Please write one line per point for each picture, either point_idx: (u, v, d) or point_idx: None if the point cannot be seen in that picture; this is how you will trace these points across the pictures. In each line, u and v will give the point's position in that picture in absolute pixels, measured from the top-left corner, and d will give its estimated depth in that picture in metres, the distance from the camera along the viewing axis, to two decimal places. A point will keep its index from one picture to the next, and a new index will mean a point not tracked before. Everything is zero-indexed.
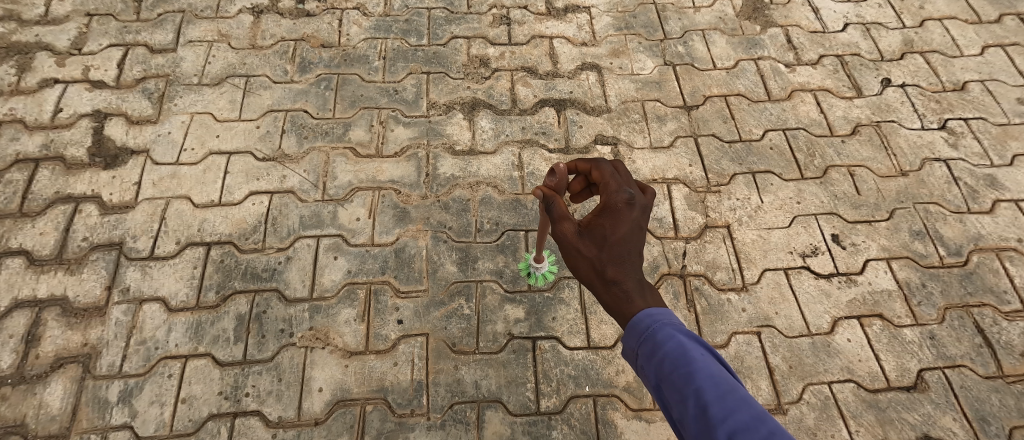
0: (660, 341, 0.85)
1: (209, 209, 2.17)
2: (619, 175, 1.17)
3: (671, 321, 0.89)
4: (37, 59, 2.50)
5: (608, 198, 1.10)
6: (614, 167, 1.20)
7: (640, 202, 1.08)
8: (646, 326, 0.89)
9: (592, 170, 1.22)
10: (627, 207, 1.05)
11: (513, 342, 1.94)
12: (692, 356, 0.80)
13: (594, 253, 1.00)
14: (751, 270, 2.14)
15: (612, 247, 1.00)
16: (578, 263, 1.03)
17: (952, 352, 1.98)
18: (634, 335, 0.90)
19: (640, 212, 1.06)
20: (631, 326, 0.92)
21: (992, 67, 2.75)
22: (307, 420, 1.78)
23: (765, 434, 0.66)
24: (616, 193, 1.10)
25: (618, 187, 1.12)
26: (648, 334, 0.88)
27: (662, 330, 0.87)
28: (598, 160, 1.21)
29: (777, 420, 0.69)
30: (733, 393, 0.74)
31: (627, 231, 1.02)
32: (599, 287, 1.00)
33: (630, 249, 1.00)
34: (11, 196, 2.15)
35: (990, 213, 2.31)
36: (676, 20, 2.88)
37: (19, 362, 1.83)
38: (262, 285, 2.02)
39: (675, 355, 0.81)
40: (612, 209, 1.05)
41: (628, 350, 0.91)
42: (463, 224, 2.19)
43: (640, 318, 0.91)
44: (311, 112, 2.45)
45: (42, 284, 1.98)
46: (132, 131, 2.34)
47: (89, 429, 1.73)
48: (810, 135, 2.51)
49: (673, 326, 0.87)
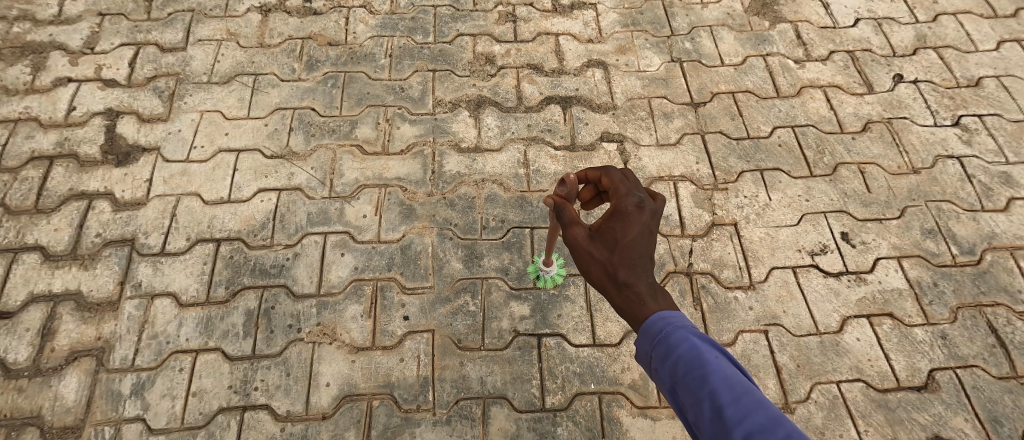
0: (673, 344, 0.83)
1: (219, 206, 2.20)
2: (628, 181, 1.18)
3: (684, 324, 0.88)
4: (50, 59, 2.55)
5: (618, 203, 1.10)
6: (623, 173, 1.21)
7: (650, 206, 1.09)
8: (659, 329, 0.88)
9: (601, 178, 1.23)
10: (637, 211, 1.06)
11: (519, 339, 1.96)
12: (707, 358, 0.79)
13: (605, 256, 1.00)
14: (759, 268, 2.13)
15: (623, 249, 1.00)
16: (590, 267, 1.03)
17: (964, 352, 1.96)
18: (647, 338, 0.89)
19: (650, 216, 1.07)
20: (643, 329, 0.91)
21: (1008, 62, 2.70)
22: (316, 414, 1.81)
23: (782, 437, 0.64)
24: (625, 198, 1.11)
25: (627, 191, 1.13)
26: (661, 337, 0.86)
27: (675, 332, 0.85)
28: (607, 168, 1.22)
29: (795, 423, 0.67)
30: (748, 396, 0.73)
31: (638, 233, 1.02)
32: (611, 290, 0.99)
33: (641, 252, 1.00)
34: (27, 192, 2.20)
35: (1005, 211, 2.27)
36: (684, 16, 2.86)
37: (35, 354, 1.88)
38: (270, 281, 2.04)
39: (689, 358, 0.80)
40: (622, 213, 1.06)
41: (642, 353, 0.90)
42: (468, 221, 2.20)
43: (653, 321, 0.90)
44: (318, 110, 2.47)
45: (57, 279, 2.02)
46: (143, 129, 2.38)
47: (103, 422, 1.77)
48: (820, 132, 2.48)
49: (686, 328, 0.86)
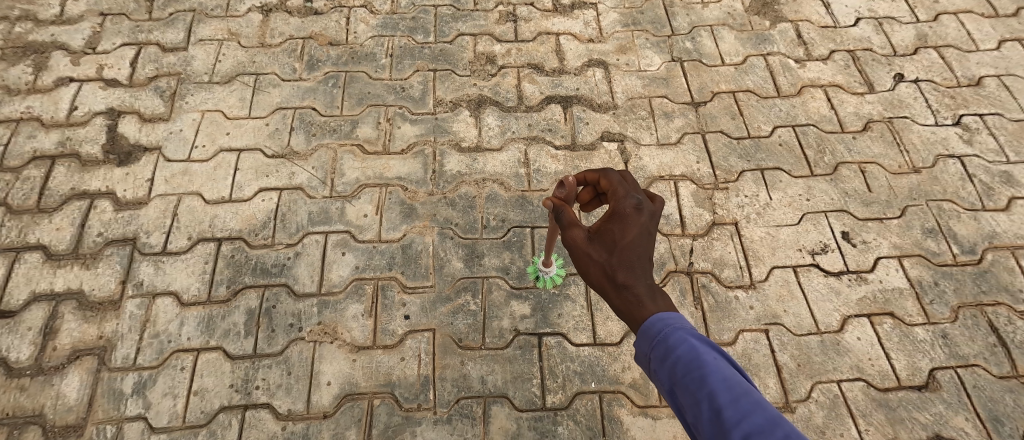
0: (672, 345, 0.84)
1: (220, 205, 2.21)
2: (626, 183, 1.18)
3: (683, 325, 0.88)
4: (52, 59, 2.56)
5: (617, 205, 1.11)
6: (622, 175, 1.21)
7: (648, 208, 1.09)
8: (658, 330, 0.88)
9: (600, 180, 1.23)
10: (635, 213, 1.07)
11: (519, 338, 1.96)
12: (705, 359, 0.79)
13: (604, 258, 1.01)
14: (759, 268, 2.13)
15: (622, 251, 1.00)
16: (589, 268, 1.04)
17: (965, 351, 1.96)
18: (646, 339, 0.89)
19: (649, 218, 1.07)
20: (642, 330, 0.91)
21: (1008, 62, 2.69)
22: (316, 413, 1.81)
23: (781, 437, 0.64)
24: (623, 200, 1.11)
25: (625, 193, 1.13)
26: (660, 338, 0.86)
27: (674, 333, 0.85)
28: (606, 170, 1.22)
29: (793, 424, 0.67)
30: (747, 397, 0.73)
31: (636, 235, 1.03)
32: (610, 292, 0.99)
33: (640, 254, 1.01)
34: (29, 192, 2.20)
35: (1006, 210, 2.27)
36: (684, 15, 2.86)
37: (37, 353, 1.88)
38: (271, 280, 2.05)
39: (688, 359, 0.80)
40: (621, 215, 1.07)
41: (641, 354, 0.91)
42: (469, 221, 2.20)
43: (652, 322, 0.90)
44: (319, 109, 2.47)
45: (59, 278, 2.02)
46: (144, 128, 2.39)
47: (105, 420, 1.77)
48: (821, 131, 2.48)
49: (685, 330, 0.86)
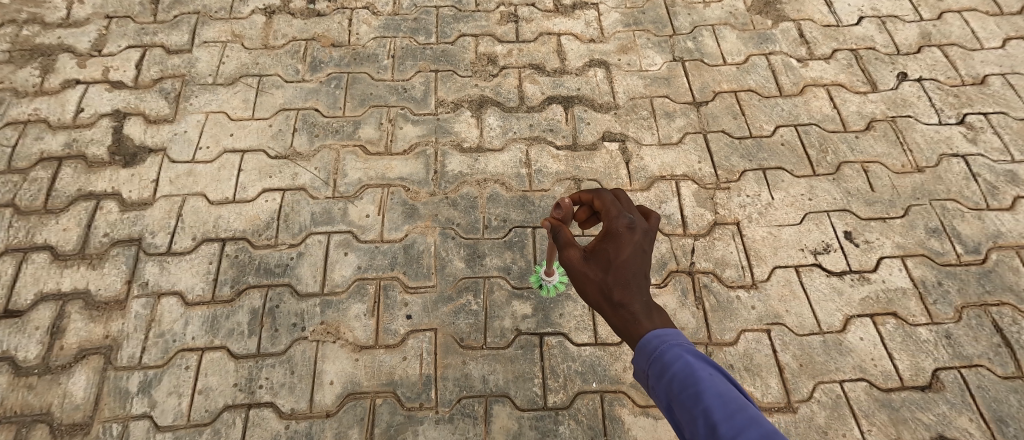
0: (668, 362, 0.85)
1: (224, 206, 2.23)
2: (619, 202, 1.17)
3: (680, 342, 0.89)
4: (60, 61, 2.59)
5: (609, 224, 1.10)
6: (615, 195, 1.20)
7: (641, 227, 1.09)
8: (654, 347, 0.89)
9: (593, 200, 1.22)
10: (629, 232, 1.07)
11: (521, 338, 1.97)
12: (700, 376, 0.79)
13: (600, 276, 1.02)
14: (761, 267, 2.13)
15: (617, 270, 1.02)
16: (586, 287, 1.05)
17: (969, 352, 1.96)
18: (643, 355, 0.90)
19: (642, 236, 1.08)
20: (639, 347, 0.92)
21: (1014, 60, 2.68)
22: (319, 411, 1.83)
23: None
24: (616, 219, 1.11)
25: (618, 212, 1.13)
26: (656, 355, 0.87)
27: (670, 350, 0.86)
28: (599, 190, 1.20)
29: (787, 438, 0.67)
30: (742, 412, 0.73)
31: (630, 253, 1.04)
32: (606, 310, 1.01)
33: (635, 271, 1.02)
34: (36, 193, 2.23)
35: (1011, 210, 2.26)
36: (685, 15, 2.86)
37: (45, 352, 1.91)
38: (275, 280, 2.07)
39: (683, 376, 0.81)
40: (614, 234, 1.07)
41: (639, 371, 0.91)
42: (471, 221, 2.22)
43: (648, 339, 0.91)
44: (321, 110, 2.49)
45: (66, 278, 2.05)
46: (150, 130, 2.41)
47: (111, 418, 1.80)
48: (823, 130, 2.48)
49: (681, 346, 0.87)
